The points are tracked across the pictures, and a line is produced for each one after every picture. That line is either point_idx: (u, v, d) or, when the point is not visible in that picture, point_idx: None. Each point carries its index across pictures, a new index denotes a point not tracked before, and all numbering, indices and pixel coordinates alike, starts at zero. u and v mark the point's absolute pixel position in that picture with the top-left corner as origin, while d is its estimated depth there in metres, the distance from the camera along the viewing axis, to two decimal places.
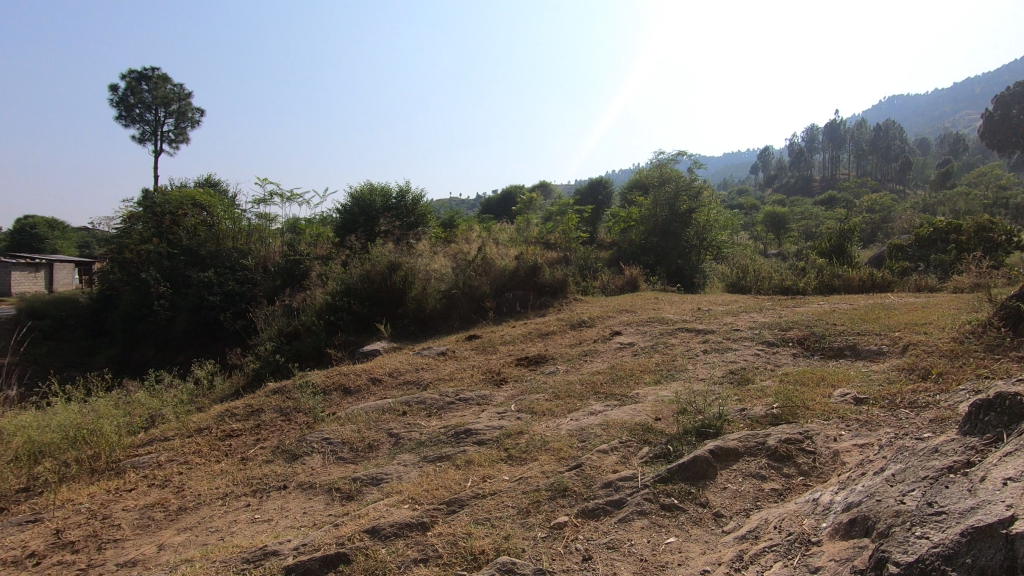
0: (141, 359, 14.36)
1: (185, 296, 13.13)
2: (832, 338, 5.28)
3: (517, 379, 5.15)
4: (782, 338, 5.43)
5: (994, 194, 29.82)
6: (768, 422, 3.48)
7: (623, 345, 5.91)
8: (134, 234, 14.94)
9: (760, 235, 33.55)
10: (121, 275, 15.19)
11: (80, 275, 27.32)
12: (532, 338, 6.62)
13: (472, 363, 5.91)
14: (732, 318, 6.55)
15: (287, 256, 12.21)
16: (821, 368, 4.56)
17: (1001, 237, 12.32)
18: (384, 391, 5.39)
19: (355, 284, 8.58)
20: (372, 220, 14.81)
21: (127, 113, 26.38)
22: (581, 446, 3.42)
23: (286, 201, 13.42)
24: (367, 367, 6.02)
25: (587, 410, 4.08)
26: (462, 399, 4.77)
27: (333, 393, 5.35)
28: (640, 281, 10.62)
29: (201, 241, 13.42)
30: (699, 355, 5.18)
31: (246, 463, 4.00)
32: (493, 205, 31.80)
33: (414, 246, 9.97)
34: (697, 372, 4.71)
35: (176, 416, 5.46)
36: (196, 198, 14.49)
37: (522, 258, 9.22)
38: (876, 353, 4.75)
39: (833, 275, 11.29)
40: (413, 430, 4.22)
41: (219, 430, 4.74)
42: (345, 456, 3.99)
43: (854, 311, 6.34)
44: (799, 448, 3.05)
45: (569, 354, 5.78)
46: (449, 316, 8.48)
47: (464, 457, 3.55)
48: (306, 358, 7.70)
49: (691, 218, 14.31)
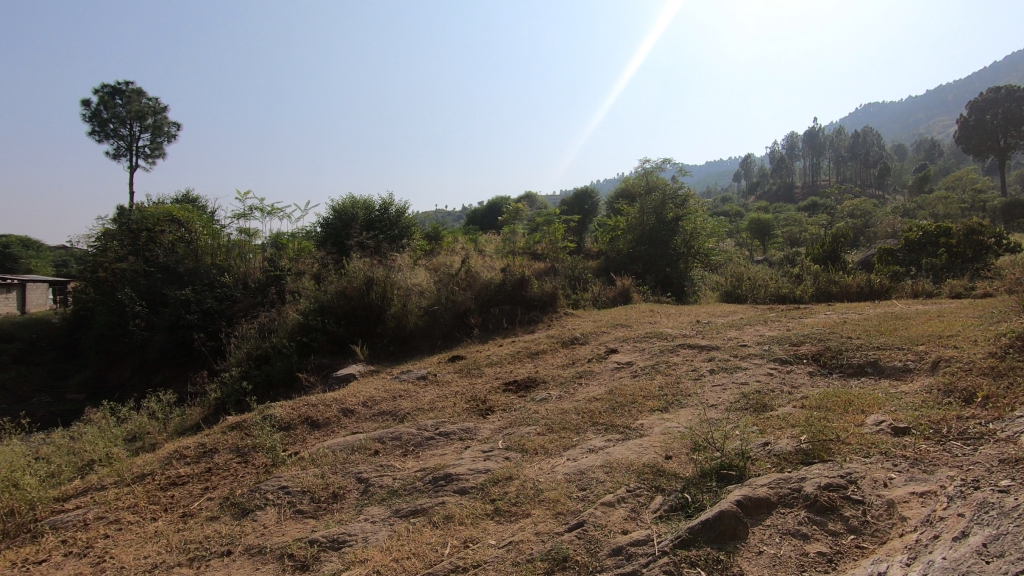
0: (113, 383, 13.65)
1: (158, 315, 12.45)
2: (850, 353, 4.81)
3: (505, 408, 4.60)
4: (795, 355, 4.95)
5: (973, 196, 30.11)
6: (799, 461, 2.98)
7: (620, 365, 5.39)
8: (108, 252, 14.26)
9: (746, 242, 33.47)
10: (95, 295, 14.48)
11: (55, 295, 26.32)
12: (521, 358, 6.10)
13: (456, 389, 5.35)
14: (736, 332, 6.06)
15: (267, 271, 11.75)
16: (844, 391, 4.08)
17: (991, 240, 12.07)
18: (357, 423, 4.82)
19: (331, 301, 8.01)
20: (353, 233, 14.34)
21: (102, 128, 25.58)
22: (581, 496, 2.88)
23: (265, 215, 12.93)
24: (339, 395, 5.43)
25: (585, 446, 3.55)
26: (442, 434, 4.21)
27: (299, 428, 4.77)
28: (631, 293, 10.16)
29: (179, 258, 12.78)
30: (706, 376, 4.69)
31: (187, 521, 3.40)
32: (480, 216, 31.34)
33: (395, 259, 9.43)
34: (708, 397, 4.20)
35: (120, 460, 4.82)
36: (174, 214, 13.81)
37: (508, 270, 8.71)
38: (902, 370, 4.29)
39: (829, 281, 10.95)
40: (386, 475, 3.64)
41: (164, 476, 4.14)
42: (305, 508, 3.41)
43: (865, 322, 5.90)
44: (843, 496, 2.55)
45: (562, 377, 5.25)
46: (431, 334, 7.92)
47: (443, 511, 2.98)
48: (277, 384, 7.13)
49: (678, 226, 13.95)
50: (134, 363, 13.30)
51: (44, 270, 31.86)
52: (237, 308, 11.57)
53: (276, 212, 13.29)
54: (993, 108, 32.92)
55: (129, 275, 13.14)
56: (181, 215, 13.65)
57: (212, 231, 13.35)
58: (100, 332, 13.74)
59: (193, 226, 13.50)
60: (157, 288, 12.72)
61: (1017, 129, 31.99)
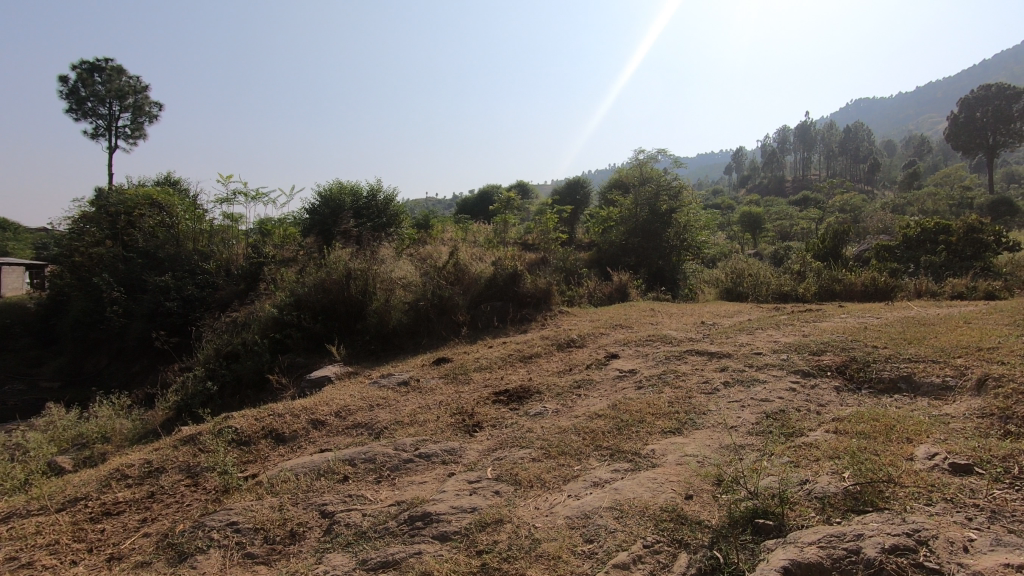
0: (88, 373, 12.98)
1: (132, 303, 11.75)
2: (879, 365, 4.33)
3: (495, 424, 4.07)
4: (818, 366, 4.46)
5: (961, 192, 29.84)
6: (849, 508, 2.48)
7: (623, 373, 4.88)
8: (84, 236, 13.49)
9: (736, 235, 33.06)
10: (69, 280, 13.76)
11: (30, 280, 25.30)
12: (513, 362, 5.58)
13: (440, 398, 4.82)
14: (748, 337, 5.57)
15: (250, 259, 11.16)
16: (881, 412, 3.60)
17: (991, 238, 11.74)
18: (327, 439, 4.27)
19: (308, 295, 7.42)
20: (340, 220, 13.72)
21: (80, 107, 24.49)
22: (588, 553, 2.36)
23: (249, 199, 12.29)
24: (309, 404, 4.88)
25: (589, 480, 3.03)
26: (423, 456, 3.67)
27: (263, 445, 4.22)
28: (629, 289, 9.64)
29: (158, 244, 12.11)
30: (721, 390, 4.19)
31: (112, 568, 2.83)
32: (471, 205, 30.60)
33: (378, 250, 8.87)
34: (726, 417, 3.70)
35: (56, 479, 4.23)
36: (154, 198, 12.88)
37: (499, 264, 8.18)
38: (942, 389, 3.83)
39: (832, 279, 10.52)
40: (355, 509, 3.10)
41: (100, 502, 3.56)
42: (256, 550, 2.86)
43: (887, 328, 5.42)
44: (916, 564, 2.03)
45: (559, 386, 4.73)
46: (416, 332, 7.36)
47: (419, 566, 2.44)
48: (247, 385, 6.58)
49: (671, 219, 13.43)
50: (112, 351, 12.63)
51: (22, 251, 30.65)
52: (220, 297, 10.91)
53: (260, 197, 12.66)
54: (983, 105, 32.55)
55: (105, 261, 12.44)
56: (161, 198, 12.69)
57: (194, 215, 12.64)
58: (74, 320, 13.01)
59: (174, 209, 12.70)
60: (136, 274, 11.89)
61: (1006, 126, 31.72)
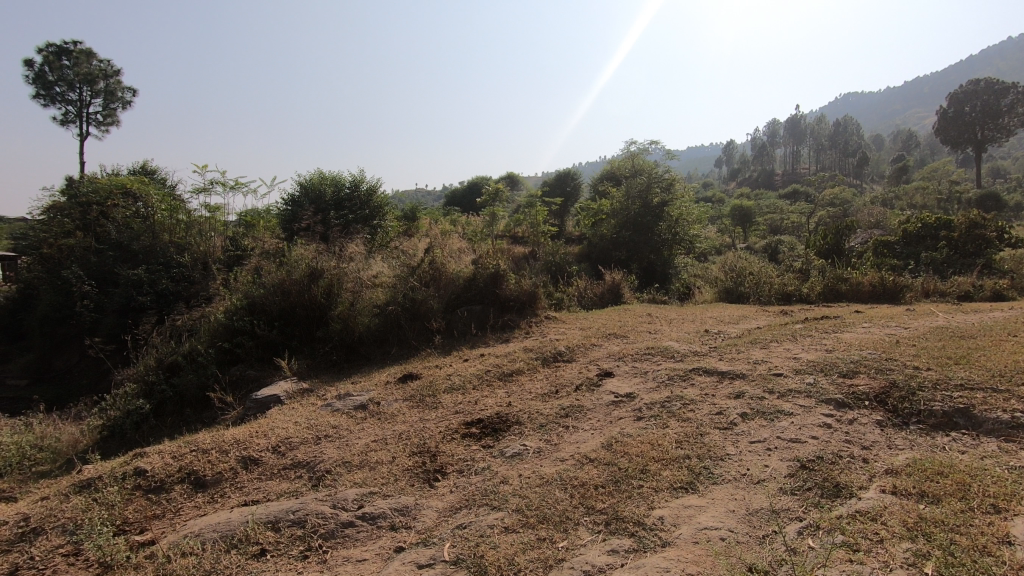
0: (44, 372, 11.96)
1: (98, 299, 10.53)
2: (927, 395, 3.57)
3: (462, 469, 3.29)
4: (854, 395, 3.69)
5: (949, 187, 29.24)
6: None
7: (619, 399, 4.10)
8: (53, 226, 11.94)
9: (726, 228, 32.21)
10: (34, 274, 12.44)
11: None
12: (491, 381, 4.80)
13: (401, 428, 4.03)
14: (762, 352, 4.82)
15: (230, 252, 10.71)
16: (946, 461, 2.85)
17: (994, 234, 11.06)
18: (257, 485, 3.47)
19: (263, 297, 6.57)
20: (322, 213, 12.99)
21: (47, 92, 23.12)
22: None
23: (229, 189, 11.32)
24: (245, 436, 4.06)
25: (579, 570, 2.24)
26: (367, 518, 2.88)
27: (176, 495, 3.41)
28: (623, 289, 8.88)
29: (134, 234, 10.77)
30: (739, 426, 3.43)
31: None
32: (460, 196, 29.66)
33: (347, 245, 8.04)
34: (751, 467, 2.93)
35: None
36: (129, 186, 11.55)
37: (479, 263, 7.42)
38: (1012, 431, 3.09)
39: (837, 278, 9.82)
40: None
41: None
42: None
43: (921, 343, 4.67)
44: None
45: (543, 415, 3.94)
46: (384, 340, 6.56)
47: None
48: (188, 403, 5.75)
49: (665, 212, 12.67)
50: (79, 349, 11.74)
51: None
52: (188, 294, 9.96)
53: (240, 186, 11.68)
54: (971, 99, 32.06)
55: (69, 253, 11.31)
56: (135, 187, 11.41)
57: (170, 206, 11.31)
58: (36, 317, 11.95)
59: (149, 199, 11.38)
60: (109, 267, 10.69)
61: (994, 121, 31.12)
